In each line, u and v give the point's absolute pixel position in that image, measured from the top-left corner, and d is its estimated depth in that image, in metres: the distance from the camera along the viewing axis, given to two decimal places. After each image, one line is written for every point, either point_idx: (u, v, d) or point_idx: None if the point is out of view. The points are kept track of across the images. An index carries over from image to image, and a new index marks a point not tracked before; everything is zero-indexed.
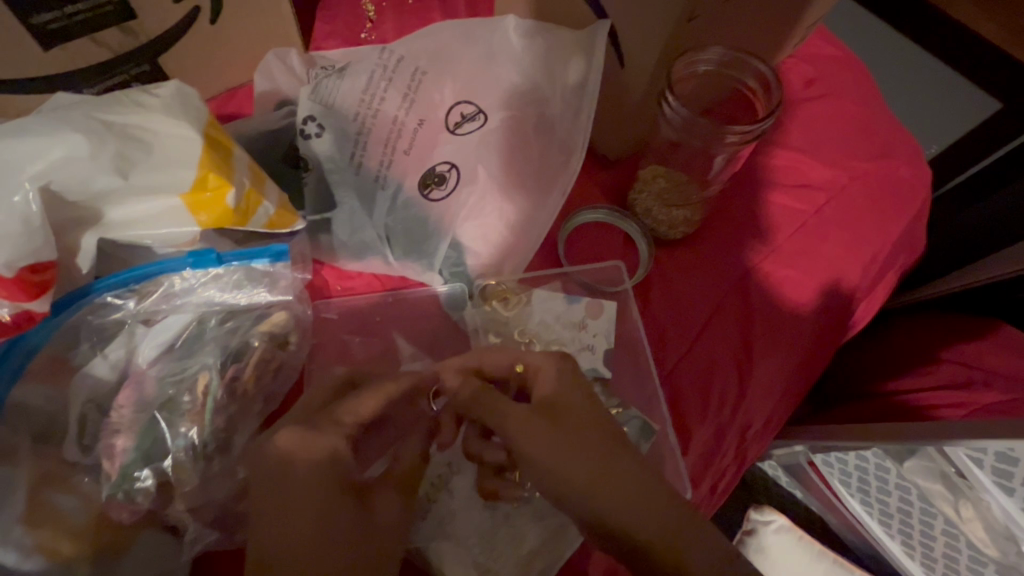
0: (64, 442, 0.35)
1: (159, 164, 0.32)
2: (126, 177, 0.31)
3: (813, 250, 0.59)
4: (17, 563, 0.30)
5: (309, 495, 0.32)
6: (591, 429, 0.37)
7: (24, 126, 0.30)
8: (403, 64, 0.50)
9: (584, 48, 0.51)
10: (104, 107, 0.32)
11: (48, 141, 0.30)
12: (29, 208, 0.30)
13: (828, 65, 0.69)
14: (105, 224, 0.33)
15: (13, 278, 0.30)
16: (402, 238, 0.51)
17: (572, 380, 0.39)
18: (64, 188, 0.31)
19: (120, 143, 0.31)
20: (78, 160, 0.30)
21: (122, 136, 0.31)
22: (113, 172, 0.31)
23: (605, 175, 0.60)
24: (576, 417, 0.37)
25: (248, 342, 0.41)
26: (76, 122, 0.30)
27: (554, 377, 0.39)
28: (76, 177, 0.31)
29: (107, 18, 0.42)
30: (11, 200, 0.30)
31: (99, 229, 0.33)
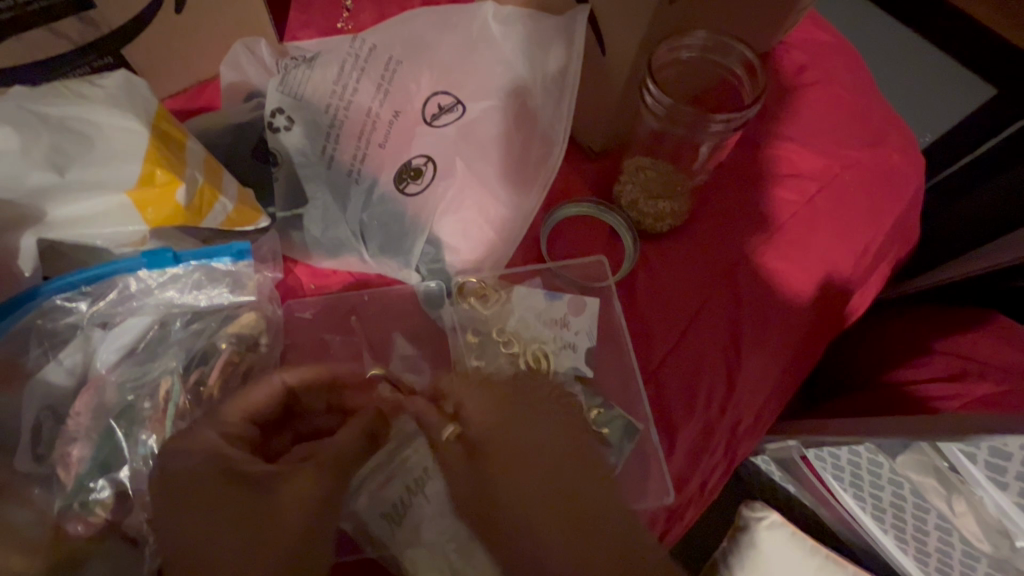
0: (17, 451, 0.33)
1: (99, 159, 0.31)
2: (63, 174, 0.30)
3: (804, 242, 0.58)
4: None
5: (207, 486, 0.32)
6: (543, 459, 0.37)
7: None
8: (376, 53, 0.48)
9: (564, 35, 0.49)
10: (40, 98, 0.30)
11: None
12: None
13: (819, 51, 0.67)
14: (47, 223, 0.32)
15: None
16: (378, 234, 0.49)
17: (507, 406, 0.39)
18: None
19: (57, 137, 0.30)
20: (8, 154, 0.29)
21: (57, 130, 0.30)
22: (48, 168, 0.30)
23: (589, 167, 0.58)
24: (523, 455, 0.37)
25: (214, 344, 0.40)
26: (6, 113, 0.29)
27: (492, 413, 0.38)
28: (5, 172, 0.29)
29: (65, 11, 0.40)
30: None
31: (38, 229, 0.32)
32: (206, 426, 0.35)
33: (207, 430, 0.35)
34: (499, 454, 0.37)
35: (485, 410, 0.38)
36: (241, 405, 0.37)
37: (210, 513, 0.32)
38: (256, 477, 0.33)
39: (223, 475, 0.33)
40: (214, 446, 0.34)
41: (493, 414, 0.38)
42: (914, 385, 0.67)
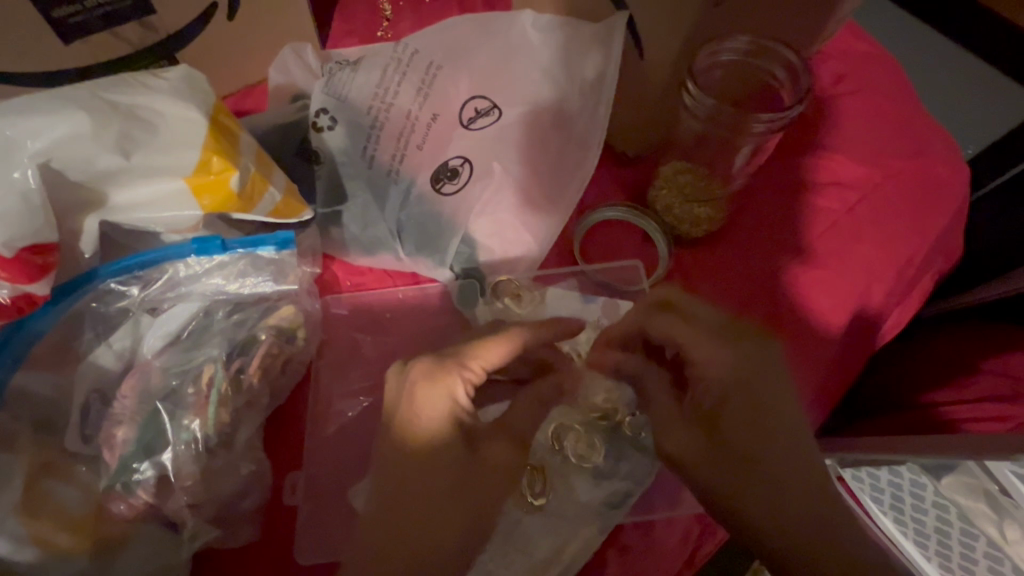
0: (67, 432, 0.34)
1: (161, 145, 0.32)
2: (129, 157, 0.31)
3: (845, 252, 0.56)
4: (9, 553, 0.29)
5: (433, 456, 0.37)
6: (771, 433, 0.37)
7: (28, 102, 0.29)
8: (418, 57, 0.50)
9: (604, 42, 0.49)
10: (108, 88, 0.31)
11: (45, 119, 0.29)
12: (29, 184, 0.29)
13: (858, 59, 0.67)
14: (109, 208, 0.33)
15: (12, 258, 0.29)
16: (414, 233, 0.50)
17: (750, 366, 0.38)
18: (65, 166, 0.31)
19: (124, 123, 0.31)
20: (80, 139, 0.30)
21: (124, 116, 0.31)
22: (116, 152, 0.31)
23: (623, 170, 0.58)
24: (756, 416, 0.37)
25: (255, 335, 0.40)
26: (81, 101, 0.30)
27: (727, 356, 0.38)
28: (77, 156, 0.30)
29: (126, 15, 0.43)
30: (11, 176, 0.29)
31: (102, 212, 0.33)
32: (446, 370, 0.38)
33: (446, 377, 0.38)
34: (743, 411, 0.37)
35: (721, 355, 0.38)
36: (482, 355, 0.39)
37: (410, 481, 0.36)
38: (467, 429, 0.38)
39: (449, 453, 0.37)
40: (450, 393, 0.38)
41: (732, 371, 0.38)
42: (956, 408, 0.65)
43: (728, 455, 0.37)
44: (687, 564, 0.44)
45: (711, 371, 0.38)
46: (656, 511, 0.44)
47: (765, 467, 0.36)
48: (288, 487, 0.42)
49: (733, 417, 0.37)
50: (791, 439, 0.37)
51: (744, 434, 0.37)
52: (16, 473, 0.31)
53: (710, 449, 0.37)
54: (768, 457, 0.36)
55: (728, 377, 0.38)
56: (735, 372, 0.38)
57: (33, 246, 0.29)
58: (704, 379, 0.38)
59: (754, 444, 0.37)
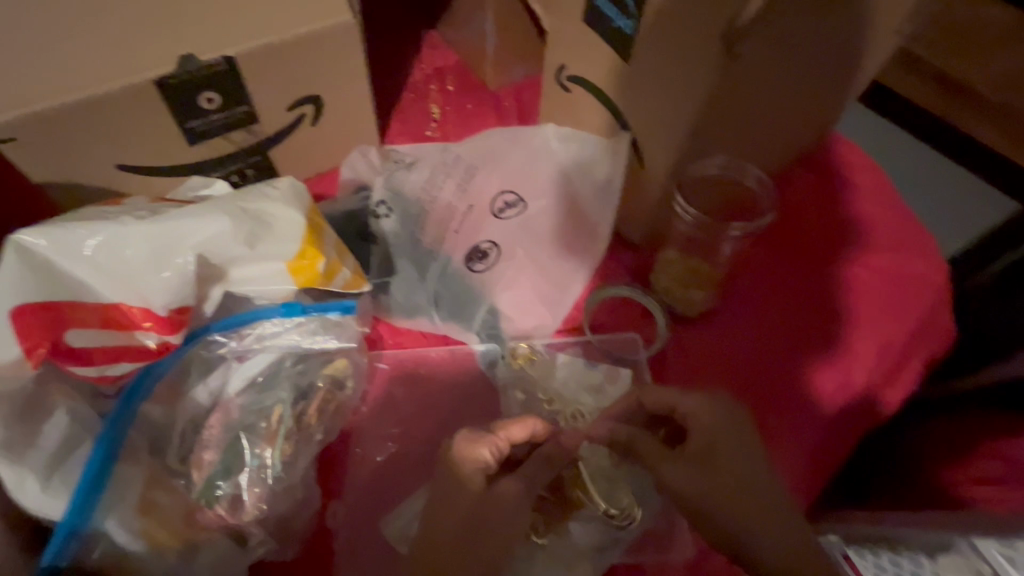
0: (169, 452, 0.44)
1: (277, 239, 0.41)
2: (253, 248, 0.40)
3: (829, 337, 0.64)
4: (127, 542, 0.37)
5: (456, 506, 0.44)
6: (755, 472, 0.43)
7: (186, 209, 0.38)
8: (458, 161, 0.62)
9: (610, 151, 0.60)
10: (243, 198, 0.41)
11: (199, 221, 0.38)
12: (188, 268, 0.37)
13: (840, 165, 0.76)
14: (230, 282, 0.41)
15: (167, 317, 0.38)
16: (449, 302, 0.60)
17: (736, 422, 0.44)
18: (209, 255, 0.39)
19: (252, 225, 0.40)
20: (222, 235, 0.38)
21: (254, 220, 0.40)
22: (244, 245, 0.39)
23: (628, 254, 0.67)
24: (743, 462, 0.43)
25: (314, 383, 0.49)
26: (224, 208, 0.39)
27: (716, 412, 0.45)
28: (219, 249, 0.39)
29: (235, 126, 0.57)
30: (176, 262, 0.37)
31: (224, 284, 0.42)
32: (479, 442, 0.46)
33: (474, 444, 0.46)
34: (729, 459, 0.43)
35: (707, 410, 0.45)
36: (504, 431, 0.47)
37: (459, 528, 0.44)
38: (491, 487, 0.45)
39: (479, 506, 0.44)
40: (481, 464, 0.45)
41: (717, 429, 0.44)
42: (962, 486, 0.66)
43: (728, 492, 0.43)
44: None
45: (704, 428, 0.44)
46: (646, 557, 0.50)
47: (756, 501, 0.42)
48: (331, 512, 0.50)
49: (722, 462, 0.43)
50: (767, 479, 0.43)
51: (738, 477, 0.43)
52: (136, 479, 0.39)
53: (706, 490, 0.43)
54: (755, 486, 0.43)
55: (711, 433, 0.44)
56: (720, 429, 0.44)
57: (179, 312, 0.38)
58: (695, 435, 0.45)
59: (745, 485, 0.43)
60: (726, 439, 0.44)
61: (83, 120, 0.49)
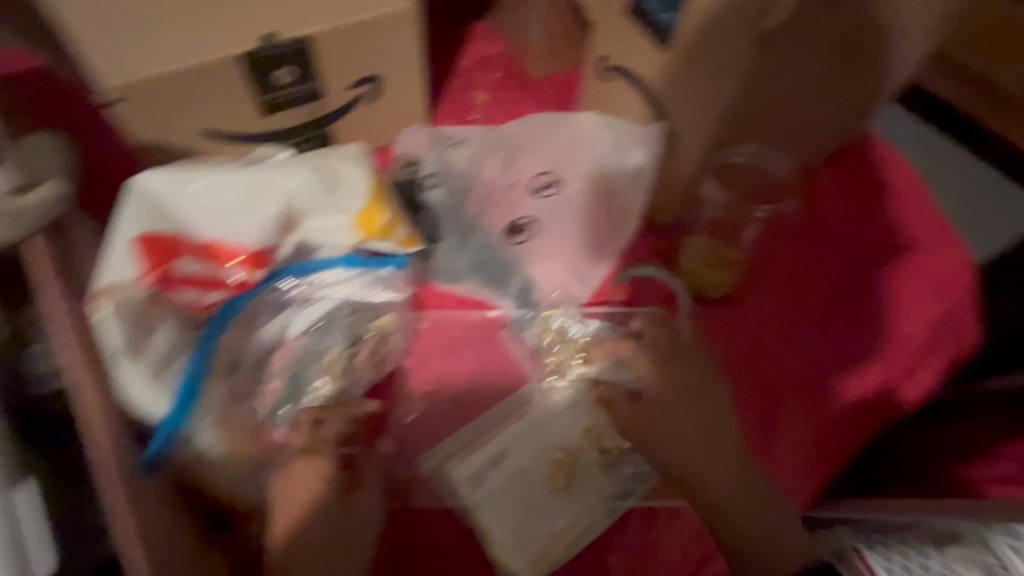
0: (241, 379, 0.49)
1: (345, 193, 0.47)
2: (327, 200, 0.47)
3: (844, 328, 0.67)
4: (211, 445, 0.43)
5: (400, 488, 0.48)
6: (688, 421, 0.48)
7: (277, 165, 0.46)
8: (503, 142, 0.68)
9: (647, 139, 0.63)
10: (320, 158, 0.48)
11: (286, 176, 0.45)
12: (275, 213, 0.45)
13: (877, 161, 0.76)
14: (304, 230, 0.49)
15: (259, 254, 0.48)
16: (488, 270, 0.65)
17: (678, 380, 0.49)
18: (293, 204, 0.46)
19: (327, 180, 0.47)
20: (303, 188, 0.46)
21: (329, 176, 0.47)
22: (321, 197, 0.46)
23: (657, 237, 0.71)
24: (683, 410, 0.49)
25: (364, 331, 0.54)
26: (306, 165, 0.46)
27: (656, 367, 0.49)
28: (301, 200, 0.46)
29: (304, 101, 0.63)
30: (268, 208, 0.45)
31: (300, 233, 0.49)
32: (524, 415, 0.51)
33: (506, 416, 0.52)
34: (668, 413, 0.48)
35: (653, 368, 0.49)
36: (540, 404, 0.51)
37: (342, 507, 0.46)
38: None
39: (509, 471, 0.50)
40: None
41: (663, 386, 0.49)
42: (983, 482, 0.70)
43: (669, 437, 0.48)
44: None
45: (656, 389, 0.49)
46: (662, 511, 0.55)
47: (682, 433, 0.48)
48: None
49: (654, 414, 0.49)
50: (697, 427, 0.48)
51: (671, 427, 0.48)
52: (217, 398, 0.45)
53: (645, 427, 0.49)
54: (689, 426, 0.49)
55: (661, 393, 0.48)
56: (669, 383, 0.49)
57: (265, 250, 0.48)
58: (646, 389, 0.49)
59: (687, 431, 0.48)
60: (673, 393, 0.48)
61: (175, 89, 0.56)
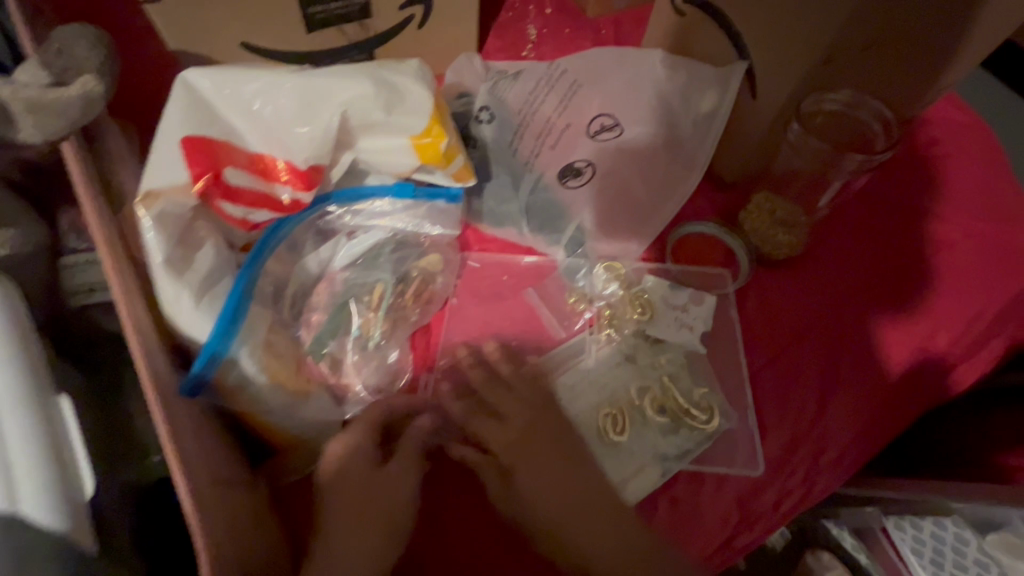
0: (283, 307, 0.47)
1: (408, 109, 0.43)
2: (388, 114, 0.42)
3: (914, 296, 0.62)
4: (254, 375, 0.40)
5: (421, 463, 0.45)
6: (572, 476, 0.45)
7: (338, 71, 0.42)
8: (564, 77, 0.61)
9: (719, 83, 0.59)
10: (382, 69, 0.43)
11: (348, 83, 0.41)
12: (331, 123, 0.41)
13: (956, 129, 0.71)
14: (358, 148, 0.45)
15: (306, 171, 0.43)
16: (539, 214, 0.60)
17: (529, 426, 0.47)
18: (350, 115, 0.42)
19: (389, 93, 0.42)
20: (365, 98, 0.42)
21: (391, 89, 0.42)
22: (382, 109, 0.42)
23: (717, 193, 0.66)
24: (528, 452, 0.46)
25: (410, 271, 0.52)
26: (368, 74, 0.42)
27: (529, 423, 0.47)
28: (361, 111, 0.42)
29: (351, 17, 0.57)
30: (323, 117, 0.41)
31: (355, 150, 0.45)
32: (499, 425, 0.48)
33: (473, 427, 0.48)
34: (515, 455, 0.46)
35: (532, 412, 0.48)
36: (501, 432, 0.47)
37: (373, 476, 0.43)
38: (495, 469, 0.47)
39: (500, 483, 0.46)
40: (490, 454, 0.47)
41: (521, 432, 0.47)
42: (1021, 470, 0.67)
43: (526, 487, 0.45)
44: (725, 545, 0.51)
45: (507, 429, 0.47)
46: (709, 475, 0.53)
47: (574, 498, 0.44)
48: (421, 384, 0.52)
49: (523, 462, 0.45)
50: (558, 482, 0.44)
51: (525, 468, 0.45)
52: (259, 326, 0.42)
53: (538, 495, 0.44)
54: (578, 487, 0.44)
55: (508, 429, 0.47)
56: (524, 424, 0.47)
57: (316, 166, 0.43)
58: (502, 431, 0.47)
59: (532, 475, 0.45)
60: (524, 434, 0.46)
61: None
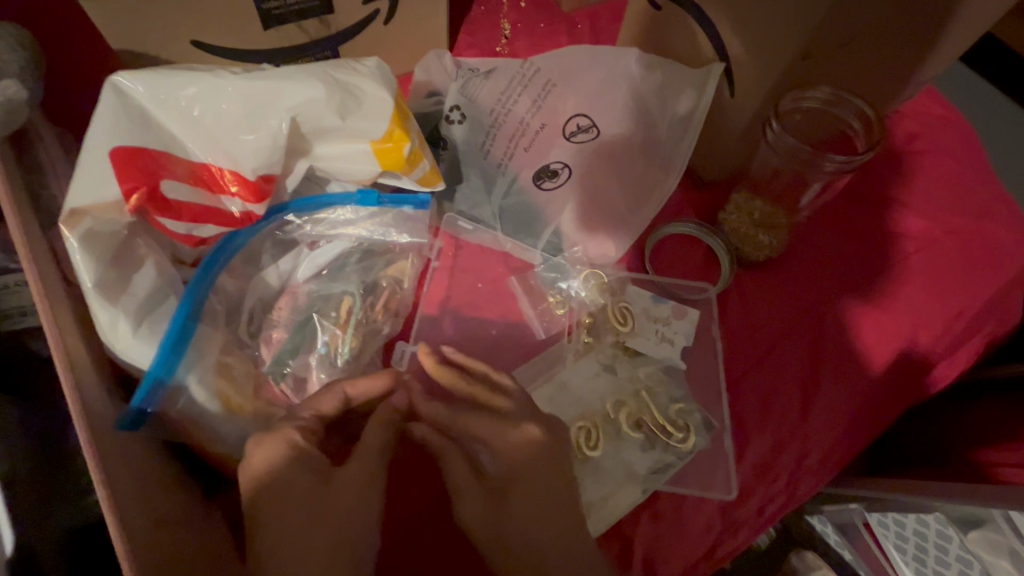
0: (240, 325, 0.44)
1: (365, 113, 0.40)
2: (343, 118, 0.40)
3: (896, 296, 0.61)
4: (204, 400, 0.38)
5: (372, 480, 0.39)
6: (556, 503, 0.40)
7: (285, 72, 0.38)
8: (538, 75, 0.59)
9: (696, 82, 0.57)
10: (335, 68, 0.40)
11: (297, 86, 0.38)
12: (280, 129, 0.39)
13: (935, 123, 0.70)
14: (315, 155, 0.42)
15: (253, 182, 0.41)
16: (513, 217, 0.59)
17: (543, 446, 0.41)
18: (303, 120, 0.39)
19: (342, 95, 0.39)
20: (316, 101, 0.39)
21: (345, 91, 0.39)
22: (336, 114, 0.39)
23: (696, 192, 0.65)
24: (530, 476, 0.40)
25: (378, 281, 0.49)
26: (319, 75, 0.39)
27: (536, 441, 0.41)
28: (312, 115, 0.39)
29: (310, 13, 0.54)
30: (271, 122, 0.38)
31: (311, 158, 0.43)
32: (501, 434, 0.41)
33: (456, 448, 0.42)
34: (507, 475, 0.41)
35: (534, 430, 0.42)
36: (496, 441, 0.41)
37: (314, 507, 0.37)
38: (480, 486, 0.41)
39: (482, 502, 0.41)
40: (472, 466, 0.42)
41: (528, 452, 0.41)
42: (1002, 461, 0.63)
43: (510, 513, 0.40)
44: (707, 555, 0.51)
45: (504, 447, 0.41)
46: (690, 489, 0.51)
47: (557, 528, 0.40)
48: None
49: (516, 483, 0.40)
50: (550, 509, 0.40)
51: (516, 493, 0.40)
52: (211, 348, 0.40)
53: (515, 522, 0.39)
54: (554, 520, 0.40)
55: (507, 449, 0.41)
56: (522, 443, 0.41)
57: (265, 176, 0.40)
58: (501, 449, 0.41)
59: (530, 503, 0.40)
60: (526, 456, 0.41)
61: None
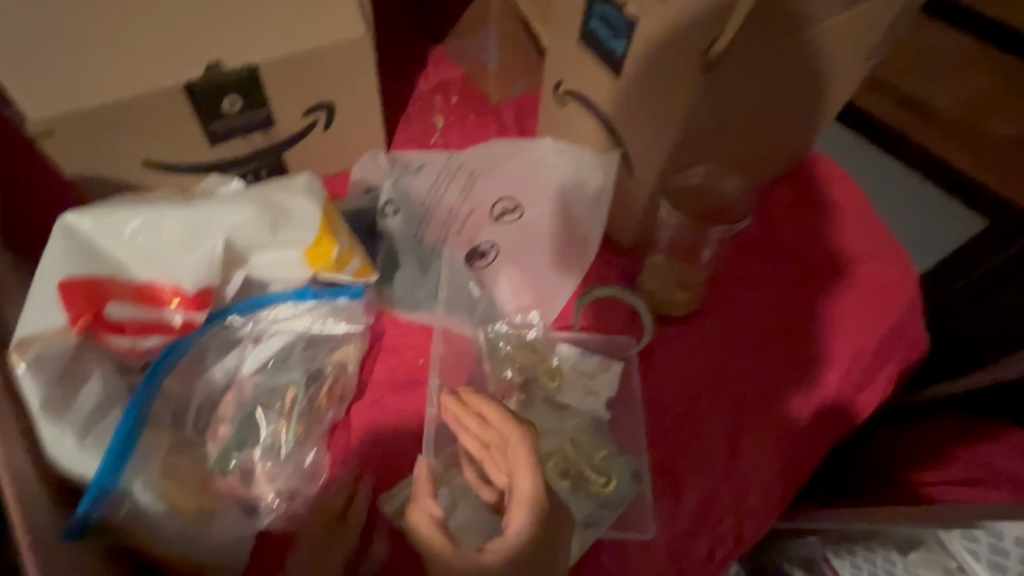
0: (186, 424, 0.47)
1: (295, 226, 0.46)
2: (275, 232, 0.45)
3: (805, 338, 0.67)
4: (150, 503, 0.40)
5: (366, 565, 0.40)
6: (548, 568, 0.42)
7: (221, 200, 0.45)
8: (462, 169, 0.66)
9: (603, 164, 0.63)
10: (266, 191, 0.45)
11: (232, 211, 0.44)
12: (217, 248, 0.44)
13: (824, 176, 0.79)
14: (249, 265, 0.47)
15: (195, 294, 0.44)
16: (449, 293, 0.63)
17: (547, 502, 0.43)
18: (237, 237, 0.45)
19: (273, 214, 0.45)
20: (249, 222, 0.45)
21: (275, 210, 0.45)
22: (268, 229, 0.45)
23: (619, 258, 0.71)
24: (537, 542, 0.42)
25: (322, 367, 0.53)
26: (252, 199, 0.45)
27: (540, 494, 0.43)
28: (247, 233, 0.45)
29: (252, 129, 0.60)
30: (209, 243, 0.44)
31: (247, 268, 0.47)
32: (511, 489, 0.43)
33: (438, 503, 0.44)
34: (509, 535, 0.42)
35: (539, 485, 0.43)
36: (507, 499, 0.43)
37: None
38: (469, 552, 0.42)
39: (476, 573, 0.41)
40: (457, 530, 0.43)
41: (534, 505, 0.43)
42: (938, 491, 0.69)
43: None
44: None
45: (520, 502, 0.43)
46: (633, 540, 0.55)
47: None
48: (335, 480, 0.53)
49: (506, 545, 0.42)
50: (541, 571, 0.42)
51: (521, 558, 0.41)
52: (154, 455, 0.42)
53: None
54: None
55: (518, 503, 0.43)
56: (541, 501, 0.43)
57: (203, 289, 0.44)
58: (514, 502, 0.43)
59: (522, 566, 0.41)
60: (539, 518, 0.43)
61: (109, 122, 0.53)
